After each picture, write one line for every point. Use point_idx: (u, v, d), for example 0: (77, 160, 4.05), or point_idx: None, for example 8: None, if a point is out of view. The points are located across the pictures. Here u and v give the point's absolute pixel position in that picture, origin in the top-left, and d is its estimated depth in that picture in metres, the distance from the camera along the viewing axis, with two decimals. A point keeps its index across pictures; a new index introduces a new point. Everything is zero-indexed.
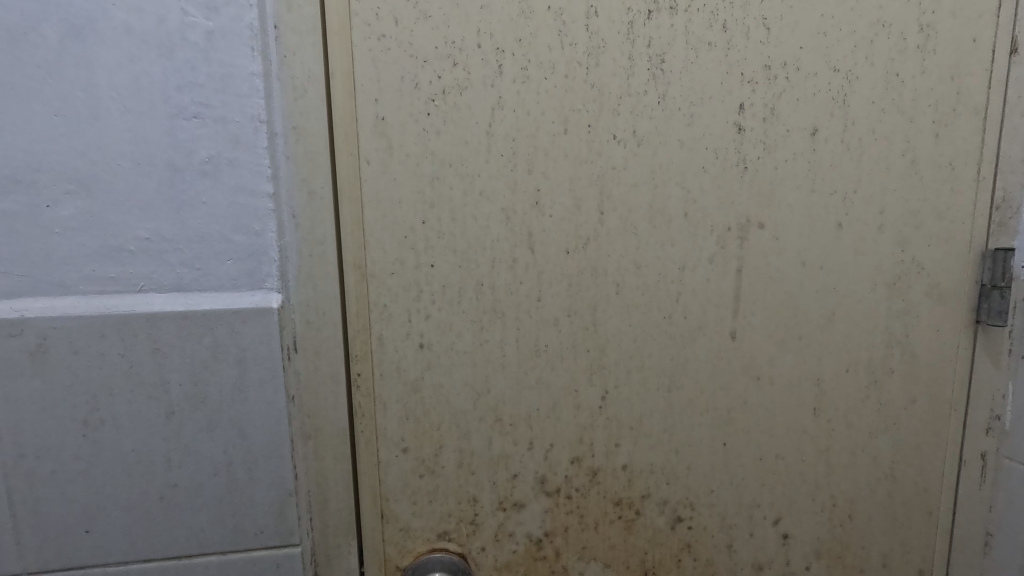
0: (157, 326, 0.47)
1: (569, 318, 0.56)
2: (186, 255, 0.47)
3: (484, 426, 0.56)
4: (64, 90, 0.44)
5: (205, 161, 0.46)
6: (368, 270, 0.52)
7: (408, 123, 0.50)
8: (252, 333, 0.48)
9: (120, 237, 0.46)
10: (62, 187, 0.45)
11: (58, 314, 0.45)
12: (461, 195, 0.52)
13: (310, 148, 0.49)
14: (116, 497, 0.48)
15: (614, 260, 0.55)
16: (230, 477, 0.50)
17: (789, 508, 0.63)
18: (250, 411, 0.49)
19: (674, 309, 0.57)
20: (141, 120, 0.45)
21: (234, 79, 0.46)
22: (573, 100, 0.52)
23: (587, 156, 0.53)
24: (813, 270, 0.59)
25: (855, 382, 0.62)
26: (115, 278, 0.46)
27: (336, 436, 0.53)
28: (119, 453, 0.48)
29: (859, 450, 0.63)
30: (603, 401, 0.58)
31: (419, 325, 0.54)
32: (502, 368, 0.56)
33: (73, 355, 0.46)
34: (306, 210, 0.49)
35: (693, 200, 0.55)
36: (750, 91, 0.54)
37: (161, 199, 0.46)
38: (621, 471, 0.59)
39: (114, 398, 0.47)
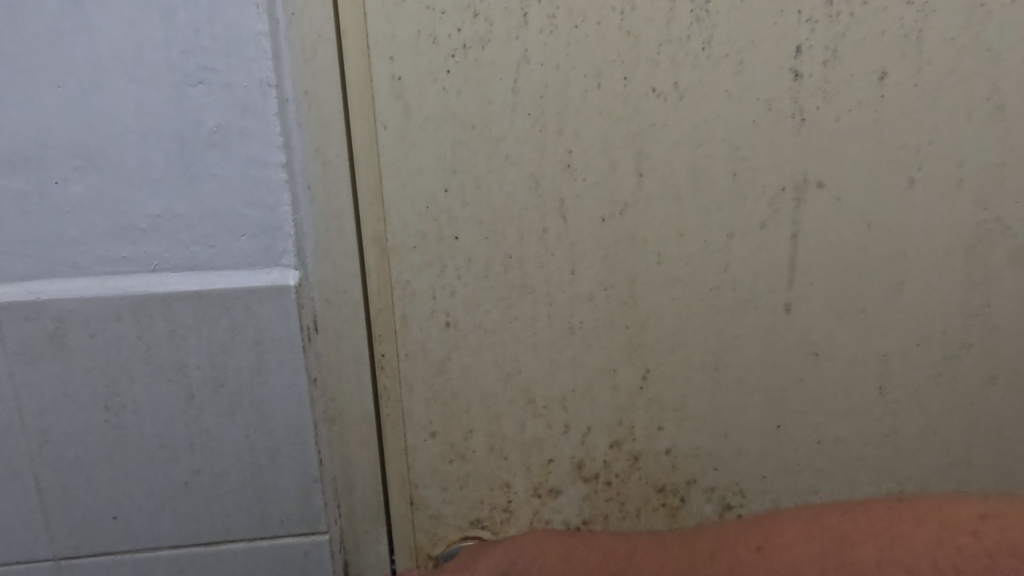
0: (172, 308, 0.45)
1: (606, 293, 0.51)
2: (199, 233, 0.44)
3: (516, 408, 0.53)
4: (66, 60, 0.41)
5: (214, 132, 0.43)
6: (389, 245, 0.49)
7: (426, 83, 0.46)
8: (269, 313, 0.46)
9: (133, 215, 0.44)
10: (70, 162, 0.43)
11: (71, 296, 0.44)
12: (485, 161, 0.48)
13: (323, 114, 0.46)
14: (141, 482, 0.47)
15: (652, 227, 0.51)
16: (253, 463, 0.48)
17: (848, 495, 0.58)
18: (270, 395, 0.47)
19: (721, 281, 0.52)
20: (146, 90, 0.42)
21: (239, 40, 0.42)
22: (606, 50, 0.47)
23: (624, 114, 0.48)
24: (881, 235, 0.52)
25: (926, 357, 0.55)
26: (128, 258, 0.44)
27: (361, 419, 0.51)
28: (141, 438, 0.47)
29: (930, 432, 0.57)
30: (644, 381, 0.54)
31: (444, 302, 0.50)
32: (533, 346, 0.52)
33: (90, 339, 0.44)
34: (320, 180, 0.46)
35: (742, 157, 0.50)
36: (808, 32, 0.48)
37: (171, 173, 0.44)
38: (664, 456, 0.55)
39: (133, 383, 0.46)
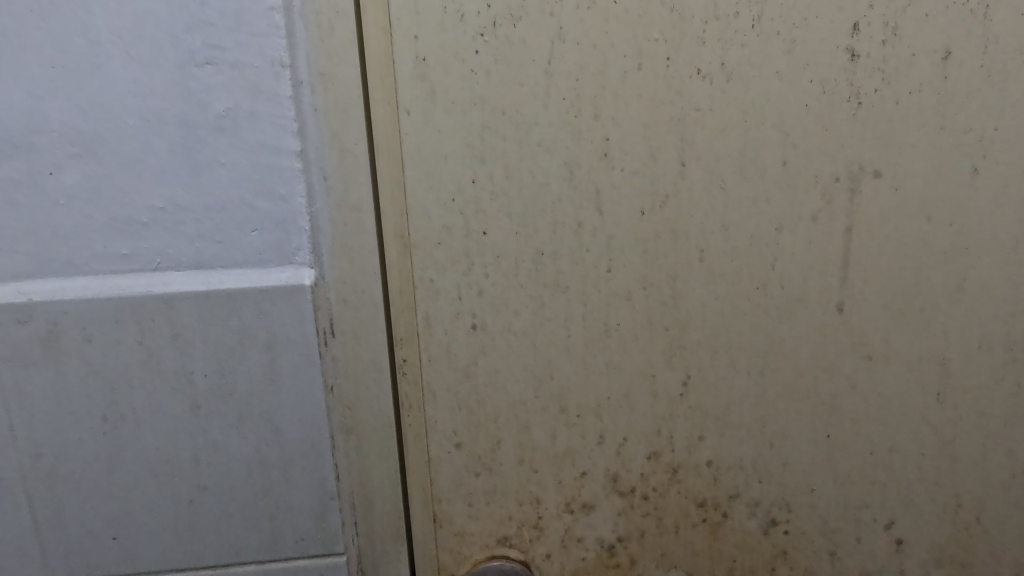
0: (176, 309, 0.41)
1: (645, 291, 0.47)
2: (205, 227, 0.41)
3: (548, 417, 0.49)
4: (60, 36, 0.38)
5: (222, 116, 0.40)
6: (411, 240, 0.45)
7: (452, 64, 0.42)
8: (282, 314, 0.42)
9: (134, 208, 0.40)
10: (64, 150, 0.39)
11: (66, 297, 0.40)
12: (516, 149, 0.44)
13: (340, 98, 0.41)
14: (142, 500, 0.43)
15: (696, 220, 0.47)
16: (264, 478, 0.44)
17: (902, 509, 0.54)
18: (283, 404, 0.43)
19: (769, 279, 0.48)
20: (147, 70, 0.39)
21: (249, 15, 0.39)
22: (648, 26, 0.43)
23: (667, 97, 0.44)
24: (942, 228, 0.48)
25: (988, 360, 0.51)
26: (128, 255, 0.40)
27: (381, 430, 0.46)
28: (141, 452, 0.43)
29: (991, 440, 0.53)
30: (685, 386, 0.50)
31: (470, 303, 0.47)
32: (567, 350, 0.48)
33: (86, 344, 0.41)
34: (338, 171, 0.42)
35: (793, 145, 0.46)
36: (866, 8, 0.44)
37: (175, 161, 0.40)
38: (705, 468, 0.51)
39: (134, 392, 0.42)
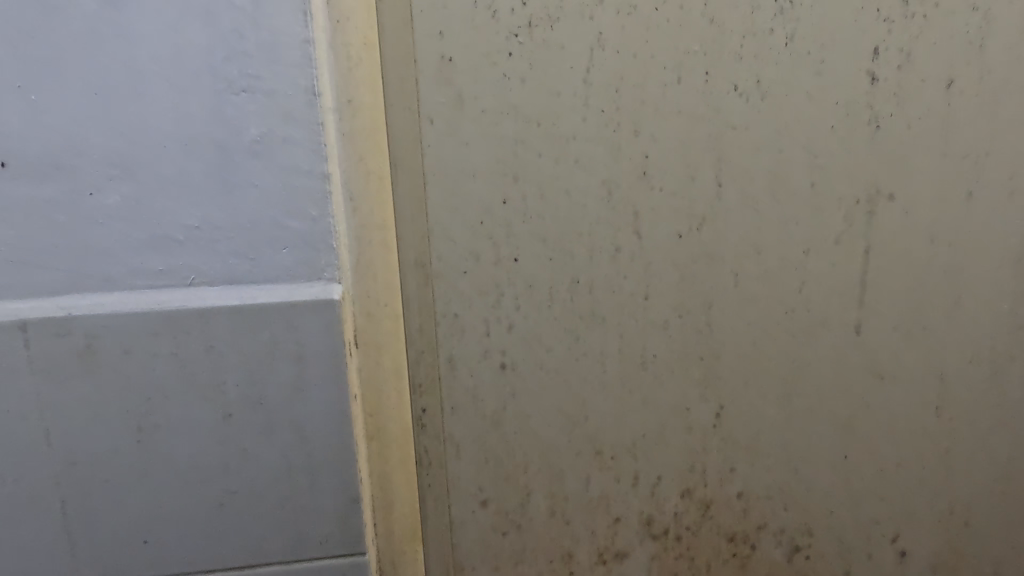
0: (209, 323, 0.43)
1: (679, 319, 0.50)
2: (239, 245, 0.42)
3: (581, 462, 0.52)
4: (102, 64, 0.39)
5: (257, 140, 0.41)
6: (434, 270, 0.47)
7: (485, 70, 0.44)
8: (313, 327, 0.44)
9: (170, 227, 0.42)
10: (104, 171, 0.41)
11: (103, 311, 0.42)
12: (550, 164, 0.46)
13: (367, 124, 0.45)
14: (172, 505, 0.45)
15: (729, 242, 0.49)
16: (291, 483, 0.46)
17: (906, 521, 0.55)
18: (311, 412, 0.45)
19: (796, 303, 0.50)
20: (185, 96, 0.40)
21: (284, 47, 0.40)
22: (686, 39, 0.45)
23: (704, 113, 0.46)
24: (941, 250, 0.50)
25: (979, 372, 0.53)
26: (163, 272, 0.42)
27: (398, 434, 0.50)
28: (172, 460, 0.45)
29: (981, 448, 0.54)
30: (717, 419, 0.52)
31: (500, 338, 0.49)
32: (602, 386, 0.50)
33: (123, 356, 0.43)
34: (364, 193, 0.46)
35: (820, 167, 0.48)
36: (885, 32, 0.46)
37: (210, 182, 0.42)
38: (735, 501, 0.54)
39: (166, 402, 0.44)
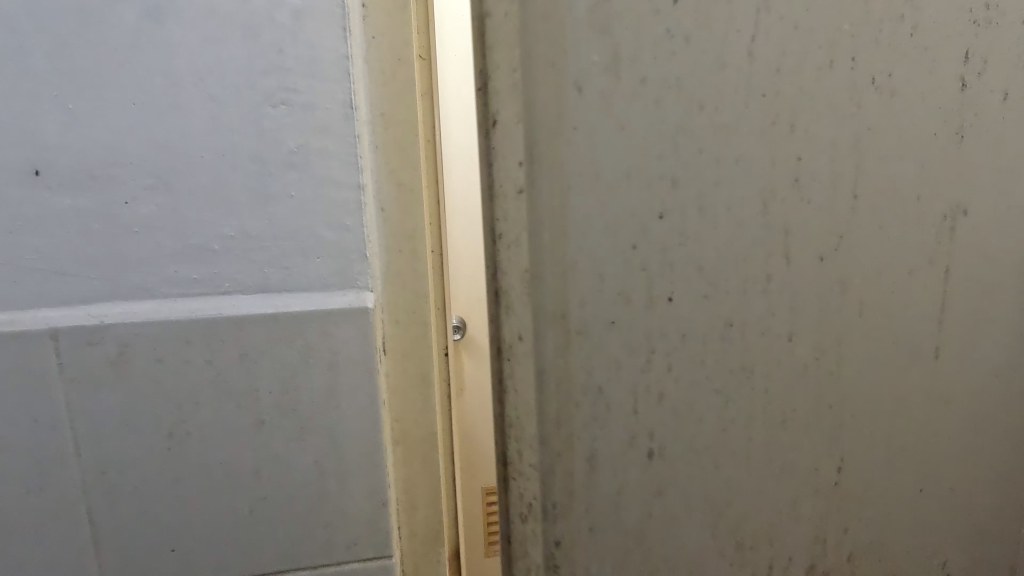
0: (245, 330, 0.43)
1: (817, 360, 0.53)
2: (273, 254, 0.43)
3: (717, 553, 0.54)
4: (141, 75, 0.40)
5: (294, 152, 0.43)
6: (576, 327, 0.45)
7: (648, 62, 0.43)
8: (346, 335, 0.45)
9: (205, 236, 0.42)
10: (142, 181, 0.41)
11: (138, 320, 0.42)
12: (713, 168, 0.46)
13: (398, 136, 0.46)
14: (201, 512, 0.45)
15: (861, 266, 0.52)
16: (322, 488, 0.47)
17: (958, 539, 0.63)
18: (343, 418, 0.46)
19: (896, 337, 0.55)
20: (223, 109, 0.41)
21: (324, 62, 0.42)
22: (843, 16, 0.46)
23: (846, 107, 0.48)
24: (983, 261, 0.56)
25: (1010, 385, 0.61)
26: (198, 280, 0.43)
27: (422, 439, 0.51)
28: (204, 467, 0.45)
29: (1010, 454, 0.63)
30: (837, 476, 0.57)
31: (646, 395, 0.49)
32: (745, 455, 0.53)
33: (157, 364, 0.43)
34: (394, 204, 0.47)
35: (925, 173, 0.52)
36: (974, 36, 0.51)
37: (246, 193, 0.42)
38: (847, 563, 0.59)
39: (200, 409, 0.44)
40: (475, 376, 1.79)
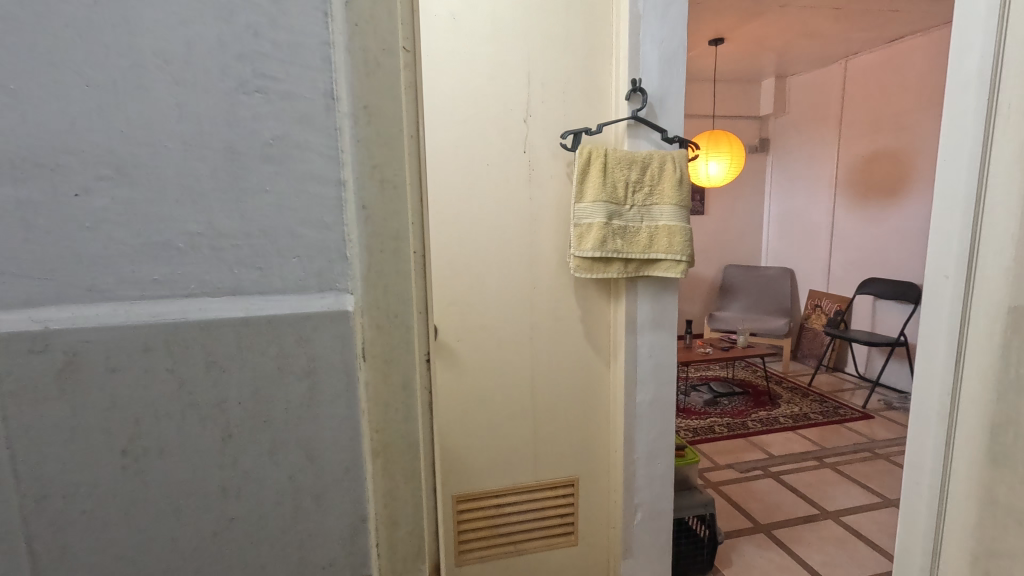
0: (214, 336, 0.40)
1: None
2: (245, 253, 0.40)
3: None
4: (97, 54, 0.36)
5: (270, 143, 0.40)
6: None
7: None
8: (326, 341, 0.42)
9: (169, 233, 0.39)
10: (96, 172, 0.37)
11: (89, 326, 0.38)
12: None
13: (383, 130, 0.43)
14: (161, 537, 0.41)
15: None
16: (296, 506, 0.43)
17: None
18: (321, 429, 0.43)
19: None
20: (192, 94, 0.38)
21: (303, 47, 0.40)
22: None
23: None
24: None
25: None
26: (160, 282, 0.38)
27: (405, 450, 0.47)
28: (165, 486, 0.41)
29: None
30: None
31: None
32: None
33: (110, 375, 0.38)
34: (377, 201, 0.44)
35: None
36: None
37: (217, 187, 0.39)
38: None
39: (160, 422, 0.40)
40: (446, 384, 1.76)
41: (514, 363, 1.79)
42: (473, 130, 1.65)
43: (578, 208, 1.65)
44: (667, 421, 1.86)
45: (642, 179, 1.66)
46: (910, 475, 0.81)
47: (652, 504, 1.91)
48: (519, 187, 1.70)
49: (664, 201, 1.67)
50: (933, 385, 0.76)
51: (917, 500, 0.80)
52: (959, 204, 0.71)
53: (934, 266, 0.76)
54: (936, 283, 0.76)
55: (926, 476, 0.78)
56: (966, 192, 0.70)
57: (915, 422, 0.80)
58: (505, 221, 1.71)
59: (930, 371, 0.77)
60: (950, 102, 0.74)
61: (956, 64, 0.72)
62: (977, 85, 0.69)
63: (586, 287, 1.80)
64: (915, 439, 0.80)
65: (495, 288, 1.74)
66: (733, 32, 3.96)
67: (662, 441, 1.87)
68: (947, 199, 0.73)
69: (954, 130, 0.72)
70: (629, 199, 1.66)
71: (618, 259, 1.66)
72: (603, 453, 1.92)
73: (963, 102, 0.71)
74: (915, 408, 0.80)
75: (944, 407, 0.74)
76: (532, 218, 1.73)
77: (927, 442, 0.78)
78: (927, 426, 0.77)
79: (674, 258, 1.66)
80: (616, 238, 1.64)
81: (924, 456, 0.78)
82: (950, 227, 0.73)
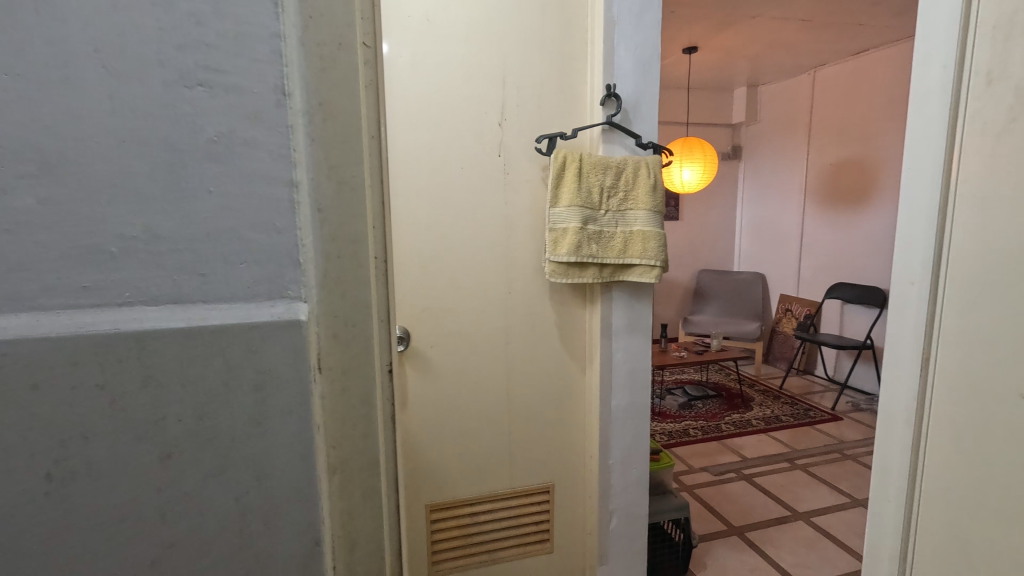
0: (151, 349, 0.37)
1: None
2: (187, 258, 0.37)
3: None
4: (19, 41, 0.33)
5: (214, 140, 0.37)
6: None
7: None
8: (275, 353, 0.39)
9: (100, 237, 0.36)
10: (16, 169, 0.34)
11: (7, 337, 0.34)
12: None
13: (339, 129, 0.41)
14: (90, 568, 0.38)
15: None
16: (244, 529, 0.40)
17: None
18: (271, 447, 0.40)
19: None
20: (127, 87, 0.35)
21: (251, 38, 0.37)
22: None
23: None
24: None
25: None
26: (89, 289, 0.35)
27: (364, 464, 0.45)
28: (96, 512, 0.37)
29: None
30: None
31: None
32: None
33: (33, 391, 0.35)
34: (333, 204, 0.42)
35: None
36: None
37: (155, 186, 0.36)
38: None
39: (90, 442, 0.36)
40: (419, 391, 1.73)
41: (489, 369, 1.77)
42: (447, 132, 1.62)
43: (553, 213, 1.63)
44: (641, 425, 1.86)
45: (617, 184, 1.66)
46: (878, 480, 0.82)
47: (628, 509, 1.91)
48: (494, 190, 1.68)
49: (639, 206, 1.67)
50: (900, 391, 0.77)
51: (885, 504, 0.81)
52: (924, 212, 0.72)
53: (900, 273, 0.77)
54: (902, 289, 0.77)
55: (894, 480, 0.78)
56: (930, 200, 0.71)
57: (884, 427, 0.81)
58: (480, 225, 1.69)
59: (897, 376, 0.78)
60: (914, 111, 0.75)
61: (920, 74, 0.73)
62: (939, 94, 0.70)
63: (561, 292, 1.80)
64: (882, 443, 0.81)
65: (470, 293, 1.71)
66: (706, 41, 4.03)
67: (637, 446, 1.87)
68: (912, 207, 0.74)
69: (918, 139, 0.73)
70: (604, 204, 1.65)
71: (593, 264, 1.66)
72: (578, 459, 1.91)
73: (926, 111, 0.72)
74: (884, 413, 0.81)
75: (910, 412, 0.75)
76: (507, 222, 1.71)
77: (894, 447, 0.78)
78: (894, 431, 0.78)
79: (648, 263, 1.67)
80: (591, 243, 1.64)
81: (892, 461, 0.79)
82: (915, 235, 0.74)
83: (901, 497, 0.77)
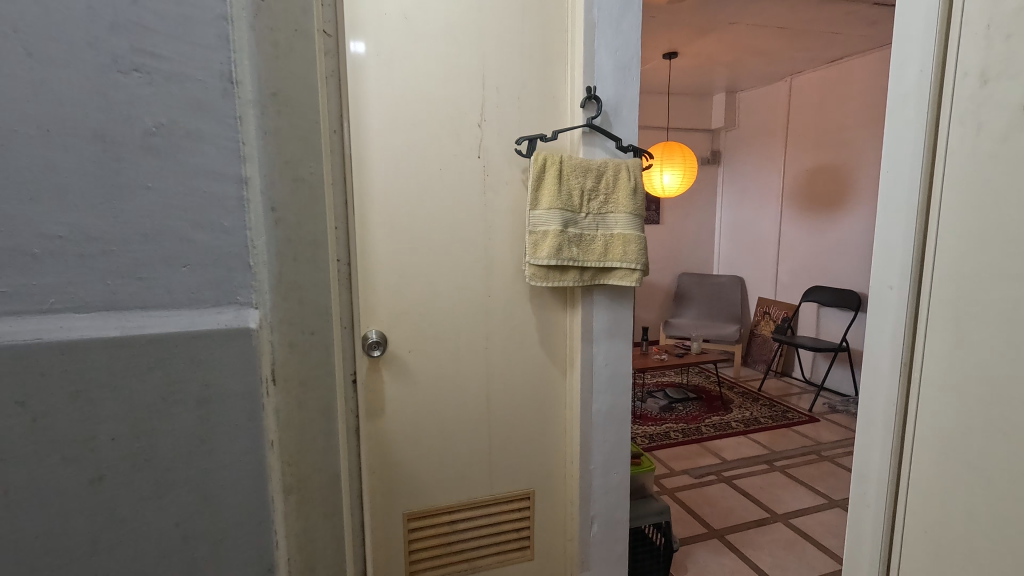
0: (78, 361, 0.33)
1: None
2: (122, 261, 0.34)
3: None
4: None
5: (153, 132, 0.34)
6: None
7: None
8: (222, 364, 0.36)
9: (22, 236, 0.32)
10: None
11: None
12: None
13: (295, 122, 0.38)
14: None
15: None
16: (188, 555, 0.37)
17: None
18: (218, 466, 0.37)
19: None
20: (51, 70, 0.31)
21: (195, 22, 0.34)
22: None
23: None
24: None
25: None
26: (7, 294, 0.32)
27: (323, 481, 0.42)
28: (17, 541, 0.34)
29: None
30: None
31: None
32: None
33: None
34: (289, 202, 0.39)
35: None
36: None
37: (84, 181, 0.33)
38: None
39: (9, 465, 0.33)
40: (396, 397, 1.68)
41: (468, 374, 1.74)
42: (425, 132, 1.59)
43: (533, 216, 1.61)
44: (622, 430, 1.85)
45: (597, 187, 1.65)
46: (857, 486, 0.81)
47: (608, 514, 1.89)
48: (473, 192, 1.65)
49: (619, 209, 1.66)
50: (878, 396, 0.76)
51: (863, 510, 0.80)
52: (902, 216, 0.72)
53: (879, 277, 0.76)
54: (880, 293, 0.76)
55: (873, 486, 0.78)
56: (908, 203, 0.71)
57: (862, 432, 0.80)
58: (458, 227, 1.66)
59: (875, 381, 0.77)
60: (891, 114, 0.74)
61: (897, 76, 0.73)
62: (917, 97, 0.69)
63: (541, 295, 1.77)
64: (862, 449, 0.80)
65: (448, 297, 1.68)
66: (687, 47, 4.07)
67: (617, 450, 1.86)
68: (890, 210, 0.74)
69: (895, 142, 0.73)
70: (584, 207, 1.64)
71: (574, 267, 1.64)
72: (559, 464, 1.89)
73: (903, 114, 0.72)
74: (862, 418, 0.80)
75: (889, 417, 0.74)
76: (486, 224, 1.68)
77: (873, 452, 0.78)
78: (873, 436, 0.78)
79: (628, 266, 1.66)
80: (572, 246, 1.62)
81: (870, 467, 0.78)
82: (893, 239, 0.73)
83: (880, 503, 0.76)
